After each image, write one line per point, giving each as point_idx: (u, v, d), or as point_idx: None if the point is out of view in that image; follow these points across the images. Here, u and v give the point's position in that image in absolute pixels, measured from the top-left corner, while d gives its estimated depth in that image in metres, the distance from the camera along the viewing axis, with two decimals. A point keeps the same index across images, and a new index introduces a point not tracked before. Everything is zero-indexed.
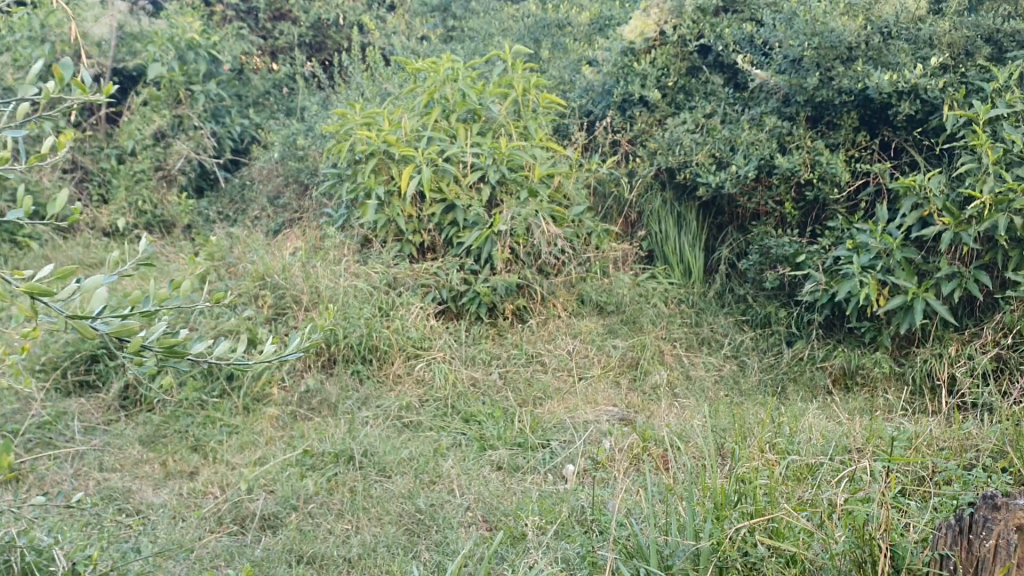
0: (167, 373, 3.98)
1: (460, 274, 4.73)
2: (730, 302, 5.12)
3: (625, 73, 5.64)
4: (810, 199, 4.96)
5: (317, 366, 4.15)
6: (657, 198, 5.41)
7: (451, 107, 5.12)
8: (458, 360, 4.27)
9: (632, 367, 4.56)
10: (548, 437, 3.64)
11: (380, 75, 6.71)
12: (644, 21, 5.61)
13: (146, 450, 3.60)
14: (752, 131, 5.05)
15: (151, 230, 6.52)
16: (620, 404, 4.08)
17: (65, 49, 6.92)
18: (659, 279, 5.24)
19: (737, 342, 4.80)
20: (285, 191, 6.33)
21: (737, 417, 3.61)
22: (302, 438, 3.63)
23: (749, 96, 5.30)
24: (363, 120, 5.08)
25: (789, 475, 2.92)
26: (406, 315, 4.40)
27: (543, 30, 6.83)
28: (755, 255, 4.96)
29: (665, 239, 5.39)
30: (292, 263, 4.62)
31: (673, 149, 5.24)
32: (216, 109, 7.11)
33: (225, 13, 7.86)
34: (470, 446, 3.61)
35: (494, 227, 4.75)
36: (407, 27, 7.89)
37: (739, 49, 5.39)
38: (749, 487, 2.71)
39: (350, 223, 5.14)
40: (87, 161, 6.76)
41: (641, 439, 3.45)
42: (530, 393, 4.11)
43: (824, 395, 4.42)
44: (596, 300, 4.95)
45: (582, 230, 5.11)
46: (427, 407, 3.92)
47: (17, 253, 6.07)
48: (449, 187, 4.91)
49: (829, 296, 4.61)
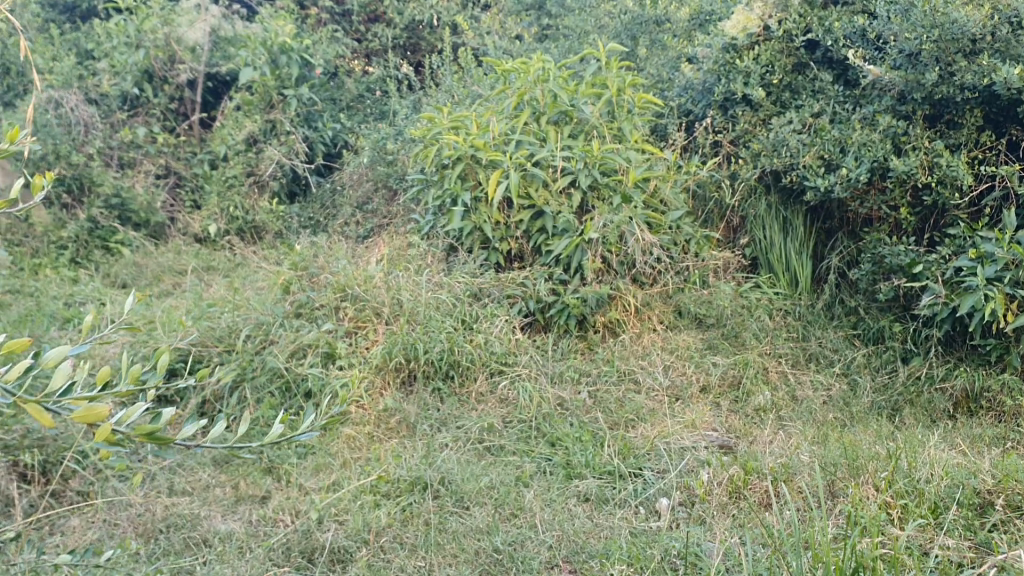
0: (245, 388, 3.92)
1: (548, 285, 4.49)
2: (840, 315, 4.76)
3: (727, 70, 5.30)
4: (929, 205, 4.59)
5: (397, 383, 3.96)
6: (761, 202, 5.07)
7: (542, 109, 4.89)
8: (545, 378, 4.05)
9: (733, 387, 4.24)
10: (639, 465, 3.40)
11: (470, 78, 6.52)
12: (747, 16, 5.28)
13: (219, 471, 3.45)
14: (863, 130, 4.69)
15: (243, 237, 6.47)
16: (720, 430, 3.80)
17: (160, 55, 6.87)
18: (764, 288, 4.92)
19: (848, 359, 4.45)
20: (374, 197, 6.16)
21: (850, 450, 3.27)
22: (377, 461, 3.45)
23: (861, 94, 4.93)
24: (450, 124, 4.88)
25: (910, 549, 2.60)
26: (490, 329, 4.20)
27: (640, 26, 6.49)
28: (867, 264, 4.62)
29: (770, 246, 5.05)
30: (373, 273, 4.44)
31: (779, 150, 4.91)
32: (309, 113, 6.94)
33: (320, 17, 7.82)
34: (554, 475, 3.37)
35: (584, 235, 4.50)
36: (501, 27, 7.66)
37: (850, 43, 4.99)
38: (864, 554, 2.41)
39: (436, 230, 4.93)
40: (180, 167, 6.76)
41: (742, 471, 3.16)
42: (621, 415, 3.85)
43: (945, 420, 4.04)
44: (694, 313, 4.65)
45: (680, 237, 4.83)
46: (510, 430, 3.69)
47: (110, 259, 6.10)
48: (538, 192, 4.68)
49: (950, 310, 4.24)
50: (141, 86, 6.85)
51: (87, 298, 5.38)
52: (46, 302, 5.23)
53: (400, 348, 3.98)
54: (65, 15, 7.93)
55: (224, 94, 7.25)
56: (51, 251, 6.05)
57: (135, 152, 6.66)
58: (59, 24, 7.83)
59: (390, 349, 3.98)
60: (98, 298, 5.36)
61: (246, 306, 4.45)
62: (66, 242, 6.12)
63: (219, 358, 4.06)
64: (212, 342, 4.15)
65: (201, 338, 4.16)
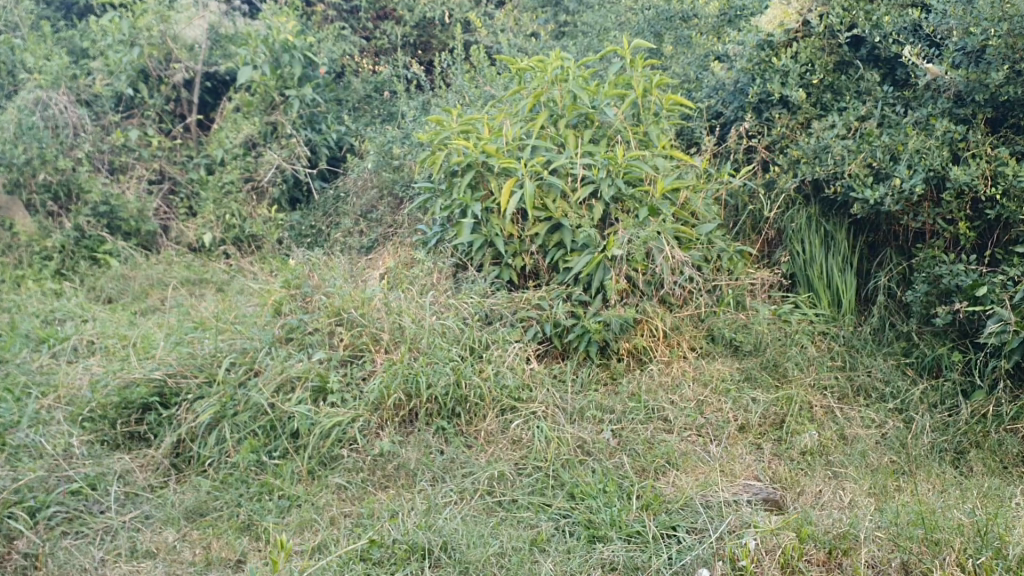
0: (223, 427, 3.47)
1: (567, 307, 4.03)
2: (891, 340, 4.25)
3: (762, 69, 4.78)
4: (989, 220, 4.09)
5: (395, 423, 3.49)
6: (800, 213, 4.58)
7: (560, 111, 4.43)
8: (565, 416, 3.60)
9: (776, 426, 3.75)
10: (672, 523, 2.94)
11: (483, 78, 6.05)
12: (785, 11, 4.79)
13: (175, 568, 2.84)
14: (917, 135, 4.19)
15: (239, 248, 6.04)
16: (763, 479, 3.34)
17: (154, 53, 6.47)
18: (803, 309, 4.42)
19: (903, 393, 3.94)
20: (379, 205, 5.66)
21: (926, 517, 2.87)
22: (370, 520, 3.01)
23: (912, 96, 4.41)
24: (460, 127, 4.42)
25: None
26: (502, 359, 3.75)
27: (665, 22, 5.95)
28: (921, 285, 4.10)
29: (810, 261, 4.55)
30: (373, 294, 3.97)
31: (822, 158, 4.42)
32: (312, 115, 6.47)
33: (327, 14, 7.40)
34: (575, 538, 2.92)
35: (607, 251, 4.04)
36: (516, 23, 7.15)
37: (901, 40, 4.48)
38: None
39: (444, 244, 4.47)
40: (174, 171, 6.32)
41: (796, 538, 2.76)
42: (651, 460, 3.39)
43: (1018, 467, 3.55)
44: (728, 338, 4.15)
45: (712, 252, 4.34)
46: (524, 480, 3.23)
47: (96, 271, 5.68)
48: (556, 204, 4.21)
49: (1021, 339, 3.72)
50: (136, 86, 6.44)
51: (67, 314, 4.97)
52: (22, 319, 4.82)
53: (400, 381, 3.53)
54: (61, 12, 7.54)
55: (223, 95, 6.82)
56: (34, 261, 5.66)
57: (127, 156, 6.25)
58: (54, 22, 7.43)
59: (389, 383, 3.53)
60: (79, 315, 4.95)
61: (231, 330, 4.01)
62: (50, 252, 5.73)
63: (199, 391, 3.62)
64: (192, 371, 3.70)
65: (178, 367, 3.71)
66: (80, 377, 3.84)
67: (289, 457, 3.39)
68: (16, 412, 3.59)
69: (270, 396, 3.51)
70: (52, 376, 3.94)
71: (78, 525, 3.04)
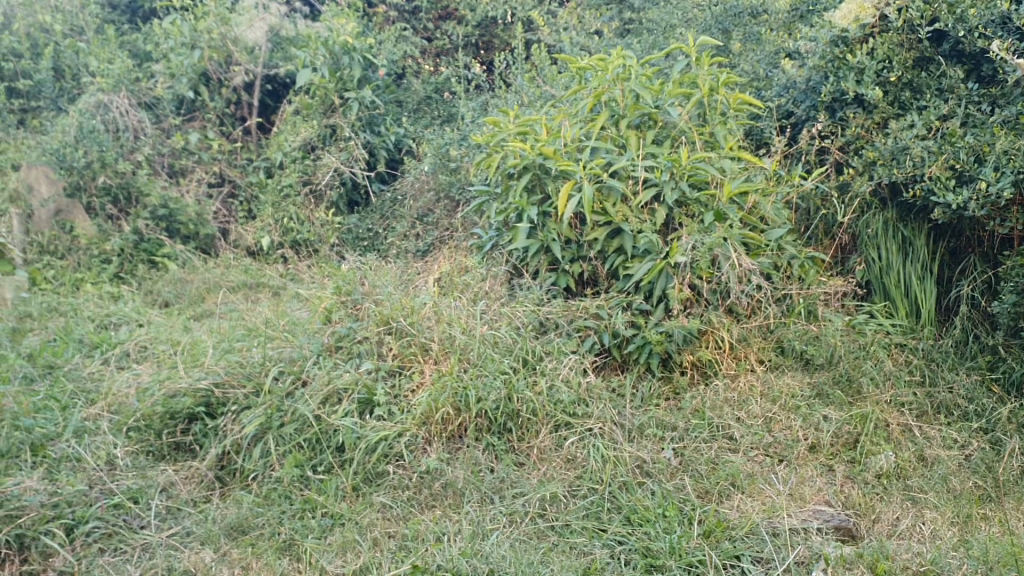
0: (268, 439, 3.35)
1: (627, 317, 3.83)
2: (974, 354, 3.98)
3: (836, 67, 4.53)
4: None
5: (444, 439, 3.34)
6: (876, 218, 4.31)
7: (622, 111, 4.23)
8: (622, 432, 3.42)
9: (849, 447, 3.51)
10: (735, 552, 2.77)
11: (544, 78, 5.88)
12: (861, 5, 4.52)
13: None
14: (1006, 135, 3.87)
15: (297, 251, 5.96)
16: (835, 504, 3.11)
17: (215, 56, 6.40)
18: (880, 319, 4.16)
19: (988, 412, 3.68)
20: (435, 208, 5.54)
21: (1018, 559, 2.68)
22: (413, 543, 2.88)
23: (999, 93, 4.10)
24: (517, 128, 4.26)
25: None
26: (557, 372, 3.57)
27: (733, 18, 5.73)
28: (1009, 296, 3.77)
29: (886, 269, 4.28)
30: (424, 302, 3.83)
31: (899, 160, 4.17)
32: (371, 117, 6.33)
33: (388, 15, 7.28)
34: (631, 568, 2.75)
35: (669, 258, 3.84)
36: (580, 21, 6.96)
37: (988, 34, 4.11)
38: None
39: (499, 249, 4.31)
40: (234, 174, 6.30)
41: None
42: (714, 482, 3.19)
43: None
44: (799, 351, 3.92)
45: (782, 259, 4.11)
46: (578, 503, 3.05)
47: (154, 275, 5.63)
48: (616, 208, 4.02)
49: None
50: (197, 88, 6.40)
51: (122, 319, 4.93)
52: (77, 324, 4.77)
53: (448, 395, 3.38)
54: (126, 16, 7.43)
55: (283, 97, 6.76)
56: (92, 264, 5.62)
57: (186, 159, 6.21)
58: (119, 25, 7.32)
59: (437, 396, 3.38)
60: (134, 320, 4.91)
61: (280, 338, 3.90)
62: (108, 256, 5.68)
63: (245, 400, 3.51)
64: (239, 381, 3.59)
65: (225, 377, 3.60)
66: (129, 385, 3.77)
67: (335, 472, 3.26)
68: (61, 422, 3.52)
69: (315, 406, 3.40)
70: (102, 384, 3.88)
71: (116, 541, 2.96)
